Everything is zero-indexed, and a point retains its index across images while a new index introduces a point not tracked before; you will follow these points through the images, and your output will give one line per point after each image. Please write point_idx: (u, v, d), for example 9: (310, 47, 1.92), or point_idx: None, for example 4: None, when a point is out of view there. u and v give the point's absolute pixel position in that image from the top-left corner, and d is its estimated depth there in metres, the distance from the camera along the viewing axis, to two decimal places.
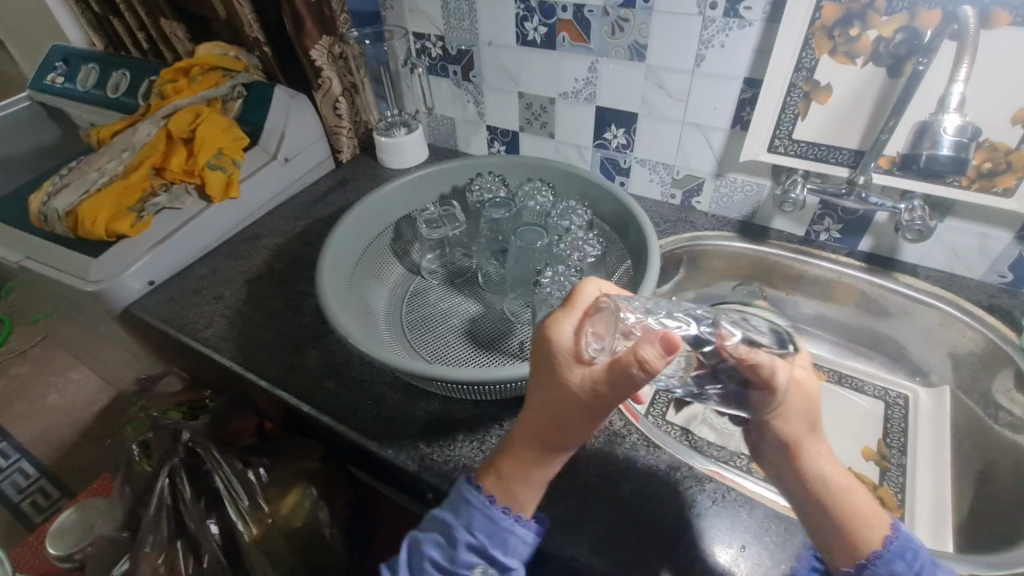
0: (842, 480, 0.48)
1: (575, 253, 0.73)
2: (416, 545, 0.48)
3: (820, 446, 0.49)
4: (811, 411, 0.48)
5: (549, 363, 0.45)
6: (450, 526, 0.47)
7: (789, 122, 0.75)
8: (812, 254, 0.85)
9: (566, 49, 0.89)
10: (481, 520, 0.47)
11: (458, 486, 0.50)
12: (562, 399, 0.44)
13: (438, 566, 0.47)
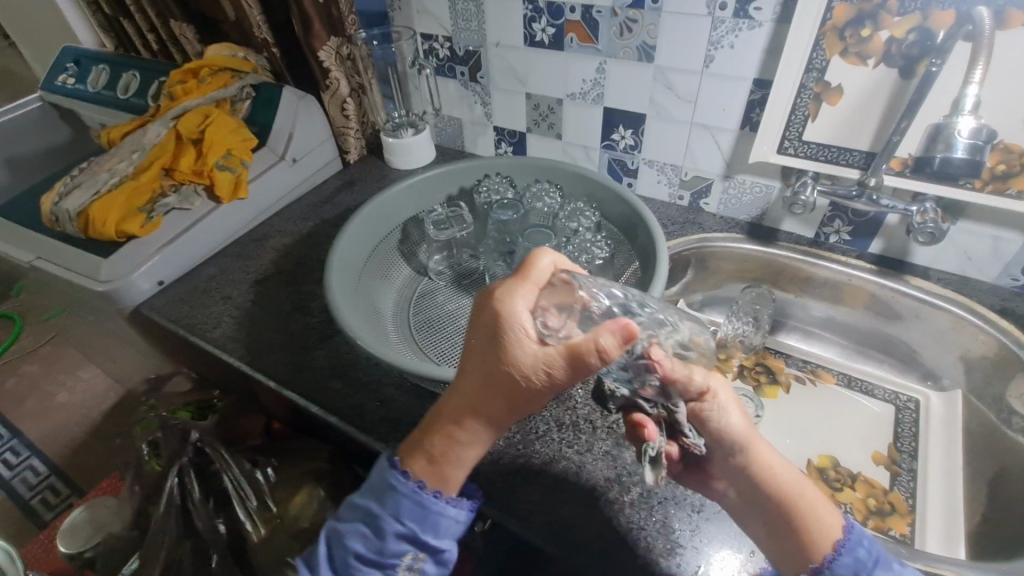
0: (794, 474, 0.49)
1: (583, 254, 0.75)
2: (345, 536, 0.48)
3: (769, 445, 0.49)
4: (744, 414, 0.49)
5: (498, 340, 0.42)
6: (376, 516, 0.46)
7: (799, 123, 0.75)
8: (821, 256, 0.84)
9: (574, 50, 0.88)
10: (408, 509, 0.46)
11: (379, 473, 0.48)
12: (506, 381, 0.42)
13: (368, 555, 0.47)
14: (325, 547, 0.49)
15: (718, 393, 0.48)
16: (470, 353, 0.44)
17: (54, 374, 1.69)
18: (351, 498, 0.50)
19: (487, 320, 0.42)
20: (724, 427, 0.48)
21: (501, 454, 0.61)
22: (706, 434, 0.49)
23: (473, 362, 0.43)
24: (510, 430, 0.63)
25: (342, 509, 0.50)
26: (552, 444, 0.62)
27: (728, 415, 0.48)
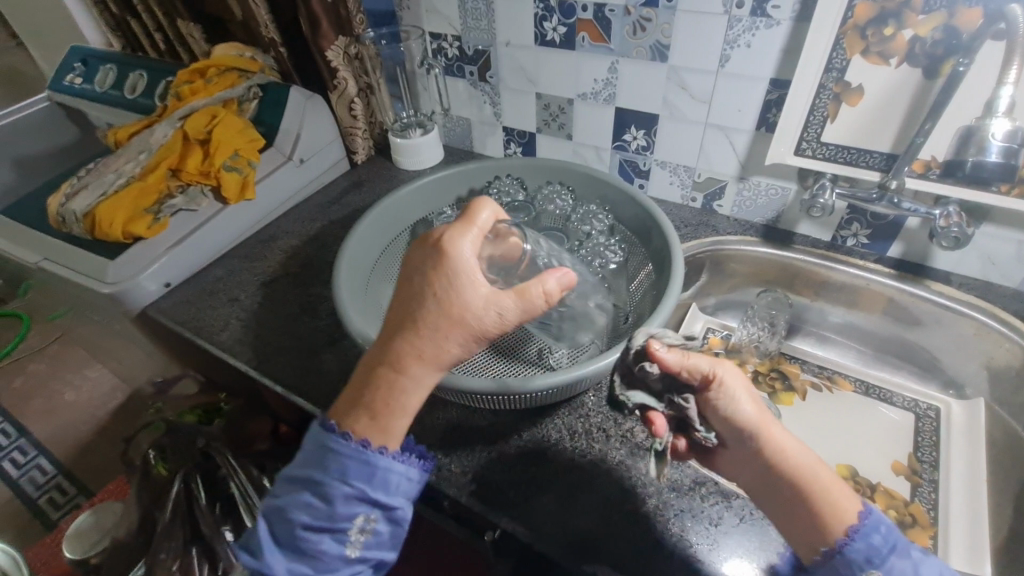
0: (808, 456, 0.47)
1: (597, 258, 0.76)
2: (285, 512, 0.44)
3: (784, 429, 0.48)
4: (755, 398, 0.48)
5: (445, 282, 0.42)
6: (320, 482, 0.44)
7: (817, 124, 0.73)
8: (838, 260, 0.83)
9: (586, 49, 0.87)
10: (354, 469, 0.44)
11: (314, 441, 0.46)
12: (452, 322, 0.43)
13: (314, 526, 0.43)
14: (264, 528, 0.45)
15: (724, 381, 0.47)
16: (413, 299, 0.43)
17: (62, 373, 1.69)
18: (288, 472, 0.47)
19: (433, 266, 0.43)
20: (736, 412, 0.47)
21: (513, 463, 0.60)
22: (719, 420, 0.48)
23: (419, 307, 0.43)
24: (522, 439, 0.62)
25: (279, 485, 0.47)
26: (565, 452, 0.61)
27: (739, 401, 0.47)
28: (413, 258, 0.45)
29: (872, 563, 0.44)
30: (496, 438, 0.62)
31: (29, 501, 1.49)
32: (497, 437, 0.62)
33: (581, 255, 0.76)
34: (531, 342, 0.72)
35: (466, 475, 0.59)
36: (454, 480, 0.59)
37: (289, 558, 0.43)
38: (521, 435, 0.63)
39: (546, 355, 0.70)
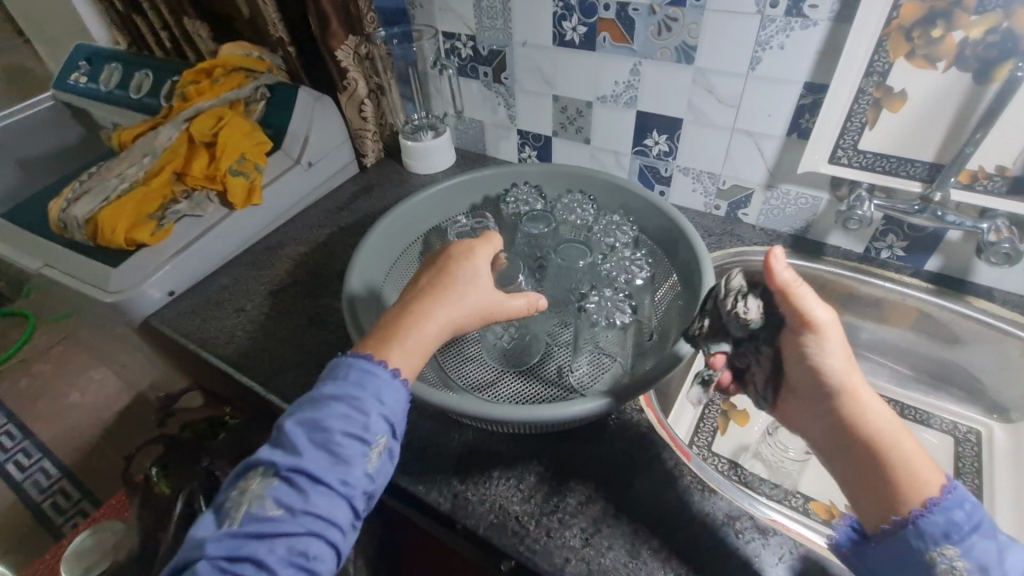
0: (892, 420, 0.50)
1: (621, 274, 0.68)
2: (317, 422, 0.46)
3: (872, 393, 0.51)
4: (849, 355, 0.51)
5: (471, 270, 0.57)
6: (356, 396, 0.47)
7: (854, 130, 0.69)
8: (869, 272, 0.79)
9: (607, 50, 0.83)
10: (389, 389, 0.49)
11: (346, 365, 0.50)
12: (476, 295, 0.55)
13: (347, 435, 0.46)
14: (287, 439, 0.46)
15: (827, 334, 0.49)
16: (445, 272, 0.56)
17: (67, 374, 1.68)
18: (310, 394, 0.49)
19: (468, 250, 0.58)
20: (826, 360, 0.50)
21: (533, 492, 0.57)
22: (806, 367, 0.52)
23: (451, 277, 0.56)
24: (543, 465, 0.59)
25: (301, 404, 0.48)
26: (588, 481, 0.57)
27: (832, 351, 0.50)
28: (439, 254, 0.59)
29: (949, 539, 0.45)
30: (515, 463, 0.59)
31: (31, 504, 1.45)
32: (515, 463, 0.59)
33: (604, 271, 0.68)
34: (552, 360, 0.70)
35: (483, 504, 0.56)
36: (472, 509, 0.55)
37: (320, 462, 0.44)
38: (541, 460, 0.59)
39: (568, 375, 0.68)
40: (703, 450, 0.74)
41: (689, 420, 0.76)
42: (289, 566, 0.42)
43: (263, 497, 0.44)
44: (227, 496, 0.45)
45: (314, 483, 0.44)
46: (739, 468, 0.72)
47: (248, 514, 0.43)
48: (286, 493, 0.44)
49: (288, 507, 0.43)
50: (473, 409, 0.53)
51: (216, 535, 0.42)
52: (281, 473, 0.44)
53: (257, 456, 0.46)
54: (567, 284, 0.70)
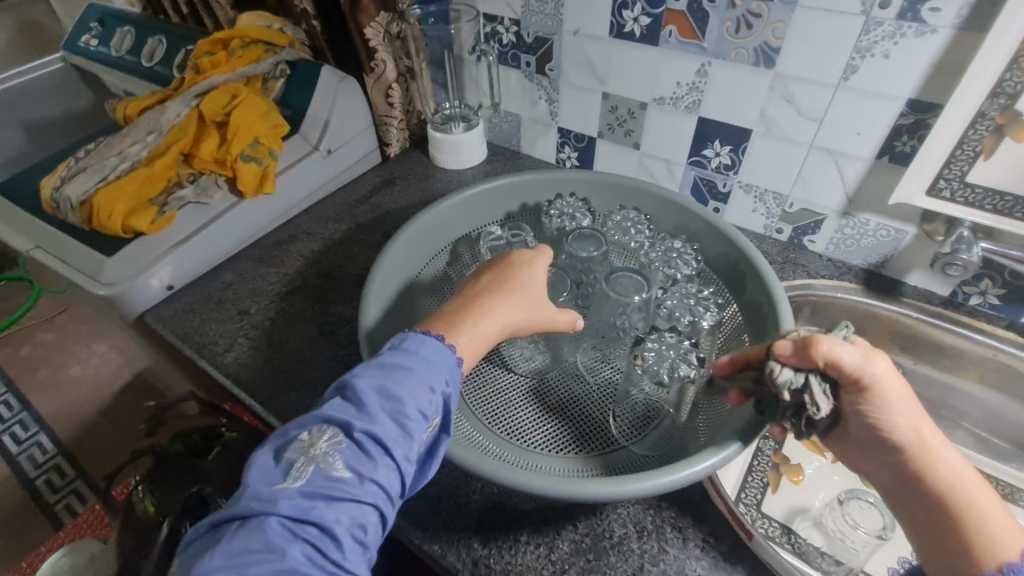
0: (967, 471, 0.45)
1: (682, 313, 0.62)
2: (388, 390, 0.42)
3: (941, 443, 0.45)
4: (911, 406, 0.45)
5: (535, 269, 0.56)
6: (427, 371, 0.44)
7: (963, 161, 0.60)
8: (952, 319, 0.70)
9: (672, 46, 0.73)
10: (454, 372, 0.46)
11: (415, 339, 0.47)
12: (539, 294, 0.54)
13: (418, 409, 0.42)
14: (357, 399, 0.42)
15: (879, 386, 0.45)
16: (508, 273, 0.55)
17: (66, 347, 1.61)
18: (375, 359, 0.45)
19: (530, 257, 0.57)
20: (884, 414, 0.45)
21: (566, 566, 0.49)
22: (860, 418, 0.47)
23: (515, 279, 0.54)
24: (578, 532, 0.51)
25: (368, 367, 0.44)
26: (630, 556, 0.49)
27: (890, 405, 0.45)
28: (498, 257, 0.58)
29: None
30: (545, 527, 0.51)
31: (23, 480, 1.34)
32: (546, 526, 0.51)
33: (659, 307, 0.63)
34: (590, 399, 0.62)
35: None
36: None
37: (391, 432, 0.41)
38: (576, 525, 0.51)
39: (608, 416, 0.61)
40: (751, 510, 0.65)
41: (736, 470, 0.68)
42: (349, 537, 0.38)
43: (333, 456, 0.39)
44: (288, 447, 0.40)
45: (383, 453, 0.40)
46: (794, 536, 0.61)
47: (315, 467, 0.39)
48: (356, 457, 0.40)
49: (356, 472, 0.39)
50: (507, 475, 0.46)
51: (283, 489, 0.37)
52: (353, 434, 0.40)
53: (323, 410, 0.41)
54: (616, 317, 0.63)
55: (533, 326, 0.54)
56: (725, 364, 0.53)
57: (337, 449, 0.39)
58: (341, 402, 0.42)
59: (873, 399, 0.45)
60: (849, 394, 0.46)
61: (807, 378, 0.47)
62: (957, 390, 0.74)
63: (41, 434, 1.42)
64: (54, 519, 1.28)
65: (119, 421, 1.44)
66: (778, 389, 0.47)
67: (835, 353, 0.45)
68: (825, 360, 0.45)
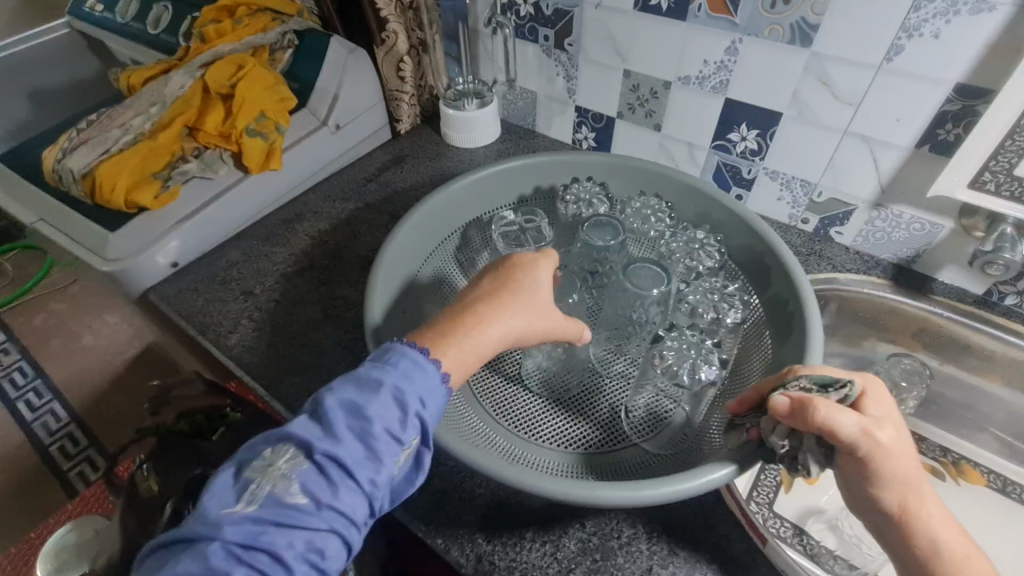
0: (959, 547, 0.40)
1: (704, 310, 0.59)
2: (359, 408, 0.40)
3: (940, 515, 0.41)
4: (909, 479, 0.40)
5: (536, 271, 0.53)
6: (404, 388, 0.42)
7: (1013, 152, 0.55)
8: (986, 320, 0.66)
9: (701, 21, 0.68)
10: (435, 390, 0.43)
11: (397, 353, 0.44)
12: (540, 296, 0.51)
13: (386, 430, 0.40)
14: (324, 417, 0.40)
15: (875, 459, 0.40)
16: (508, 277, 0.51)
17: (80, 316, 1.62)
18: (353, 372, 0.43)
19: (533, 259, 0.53)
20: (870, 486, 0.41)
21: (572, 565, 0.47)
22: (854, 487, 0.42)
23: (517, 282, 0.51)
24: (586, 531, 0.49)
25: (344, 381, 0.42)
26: (639, 557, 0.48)
27: (881, 479, 0.40)
28: (499, 261, 0.55)
29: None
30: (552, 524, 0.50)
31: (39, 447, 1.36)
32: (552, 524, 0.50)
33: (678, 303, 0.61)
34: (600, 394, 0.60)
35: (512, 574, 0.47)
36: None
37: (356, 454, 0.39)
38: (584, 524, 0.50)
39: (619, 413, 0.59)
40: (763, 510, 0.63)
41: (749, 472, 0.65)
42: (303, 562, 0.36)
43: (289, 479, 0.37)
44: (248, 466, 0.38)
45: (347, 476, 0.38)
46: (806, 537, 0.60)
47: (268, 491, 0.37)
48: (315, 480, 0.38)
49: (313, 497, 0.37)
50: (512, 476, 0.44)
51: (232, 513, 0.36)
52: (314, 456, 0.38)
53: (288, 427, 0.40)
54: (634, 311, 0.61)
55: (536, 333, 0.50)
56: (738, 404, 0.48)
57: (295, 472, 0.37)
58: (309, 419, 0.40)
59: (868, 471, 0.40)
60: (844, 461, 0.41)
61: (801, 442, 0.43)
62: (984, 393, 0.71)
63: (54, 402, 1.43)
64: (67, 485, 1.30)
65: (131, 390, 1.45)
66: (776, 448, 0.44)
67: (833, 422, 0.39)
68: (823, 429, 0.40)
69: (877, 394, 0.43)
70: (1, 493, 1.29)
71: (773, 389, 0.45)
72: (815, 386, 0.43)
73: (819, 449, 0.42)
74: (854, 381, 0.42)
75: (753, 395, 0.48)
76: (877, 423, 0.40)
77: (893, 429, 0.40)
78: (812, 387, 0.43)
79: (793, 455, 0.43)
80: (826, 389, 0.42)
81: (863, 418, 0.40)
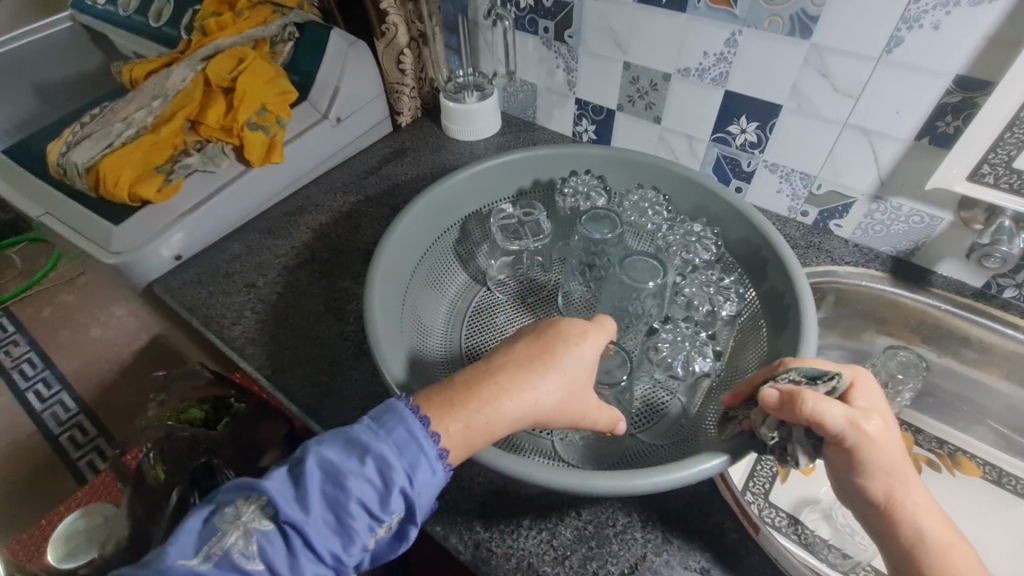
0: (942, 535, 0.41)
1: (701, 304, 0.60)
2: (338, 476, 0.38)
3: (924, 503, 0.41)
4: (895, 468, 0.41)
5: (577, 348, 0.48)
6: (391, 461, 0.39)
7: (1012, 144, 0.55)
8: (983, 312, 0.66)
9: (700, 13, 0.68)
10: (427, 466, 0.40)
11: (396, 418, 0.41)
12: (577, 378, 0.47)
13: (361, 505, 0.38)
14: (301, 478, 0.38)
15: (862, 449, 0.40)
16: (551, 348, 0.47)
17: (86, 308, 1.63)
18: (348, 428, 0.41)
19: (580, 331, 0.48)
20: (856, 476, 0.41)
21: (568, 552, 0.48)
22: (840, 476, 0.42)
23: (558, 356, 0.46)
24: (582, 519, 0.50)
25: (333, 438, 0.40)
26: (633, 545, 0.49)
27: (867, 469, 0.41)
28: (545, 323, 0.50)
29: None
30: (549, 513, 0.50)
31: (48, 436, 1.38)
32: (549, 513, 0.51)
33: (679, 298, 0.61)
34: None
35: (510, 560, 0.48)
36: (496, 565, 0.48)
37: (324, 525, 0.38)
38: (580, 512, 0.51)
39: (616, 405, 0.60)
40: (758, 500, 0.64)
41: (744, 463, 0.66)
42: None
43: (250, 540, 0.37)
44: (218, 513, 0.38)
45: (308, 548, 0.37)
46: (800, 526, 0.62)
47: (227, 550, 0.36)
48: (276, 547, 0.37)
49: (270, 566, 0.36)
50: (509, 465, 0.45)
51: (186, 568, 0.36)
52: (280, 522, 0.37)
53: (266, 479, 0.39)
54: (630, 303, 0.61)
55: (565, 415, 0.46)
56: (731, 397, 0.48)
57: (257, 534, 0.37)
58: (287, 476, 0.39)
59: (855, 462, 0.41)
60: (831, 452, 0.42)
61: (790, 433, 0.43)
62: (981, 385, 0.71)
63: (63, 393, 1.45)
64: (76, 474, 1.32)
65: (137, 381, 1.46)
66: (765, 440, 0.44)
67: (821, 414, 0.40)
68: (810, 421, 0.40)
69: (866, 385, 0.44)
70: (12, 481, 1.31)
71: (764, 382, 0.45)
72: (804, 378, 0.43)
73: (807, 440, 0.42)
74: (843, 374, 0.43)
75: (747, 388, 0.48)
76: (864, 414, 0.41)
77: (880, 421, 0.41)
78: (801, 380, 0.43)
79: (782, 446, 0.43)
80: (814, 381, 0.43)
81: (851, 410, 0.40)
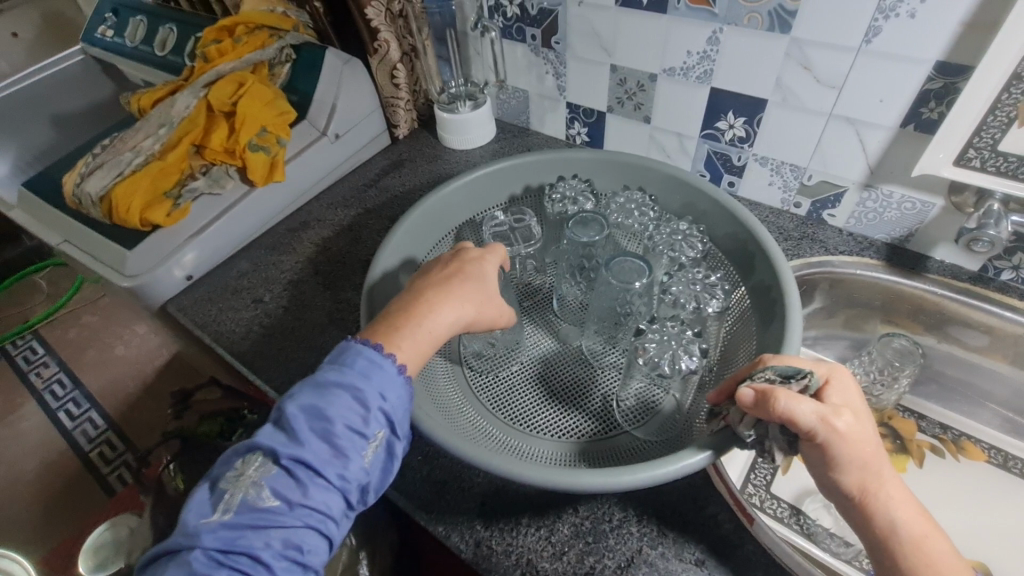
0: (916, 527, 0.41)
1: (692, 302, 0.61)
2: (318, 410, 0.41)
3: (897, 494, 0.42)
4: (867, 463, 0.41)
5: (478, 263, 0.54)
6: (361, 388, 0.42)
7: (996, 127, 0.55)
8: (981, 296, 0.66)
9: (681, 14, 0.69)
10: (393, 383, 0.43)
11: (351, 353, 0.44)
12: (486, 286, 0.53)
13: (348, 427, 0.41)
14: (287, 424, 0.41)
15: (834, 446, 0.41)
16: (459, 268, 0.53)
17: (111, 328, 1.70)
18: (314, 376, 0.44)
19: (480, 254, 0.55)
20: (830, 471, 0.42)
21: (565, 547, 0.50)
22: (819, 472, 0.43)
23: (466, 270, 0.53)
24: (579, 515, 0.52)
25: (303, 387, 0.43)
26: (629, 539, 0.50)
27: (841, 464, 0.41)
28: (447, 254, 0.56)
29: None
30: (546, 510, 0.52)
31: (79, 452, 1.43)
32: (547, 510, 0.52)
33: (672, 298, 0.61)
34: (596, 388, 0.63)
35: (509, 557, 0.49)
36: (496, 562, 0.49)
37: (322, 454, 0.40)
38: (576, 509, 0.52)
39: (611, 406, 0.61)
40: (758, 491, 0.65)
41: (743, 455, 0.67)
42: (282, 558, 0.38)
43: (260, 486, 0.39)
44: (221, 479, 0.40)
45: (315, 476, 0.39)
46: (802, 517, 0.63)
47: (241, 499, 0.38)
48: (285, 484, 0.39)
49: (284, 499, 0.39)
50: (502, 466, 0.47)
51: (208, 523, 0.38)
52: (281, 461, 0.39)
53: (257, 436, 0.41)
54: (619, 303, 0.62)
55: (486, 313, 0.52)
56: (716, 394, 0.50)
57: (263, 478, 0.39)
58: (275, 427, 0.41)
59: (829, 457, 0.41)
60: (806, 447, 0.43)
61: (766, 432, 0.44)
62: (985, 370, 0.71)
63: (92, 410, 1.51)
64: (108, 487, 1.37)
65: (161, 396, 1.52)
66: (744, 437, 0.45)
67: (792, 412, 0.41)
68: (783, 419, 0.41)
69: (840, 382, 0.45)
70: (48, 495, 1.36)
71: (737, 385, 0.46)
72: (778, 377, 0.44)
73: (782, 437, 0.43)
74: (810, 372, 0.44)
75: (730, 385, 0.49)
76: (835, 410, 0.41)
77: (851, 416, 0.42)
78: (775, 378, 0.44)
79: (760, 441, 0.44)
80: (789, 379, 0.44)
81: (819, 406, 0.41)
